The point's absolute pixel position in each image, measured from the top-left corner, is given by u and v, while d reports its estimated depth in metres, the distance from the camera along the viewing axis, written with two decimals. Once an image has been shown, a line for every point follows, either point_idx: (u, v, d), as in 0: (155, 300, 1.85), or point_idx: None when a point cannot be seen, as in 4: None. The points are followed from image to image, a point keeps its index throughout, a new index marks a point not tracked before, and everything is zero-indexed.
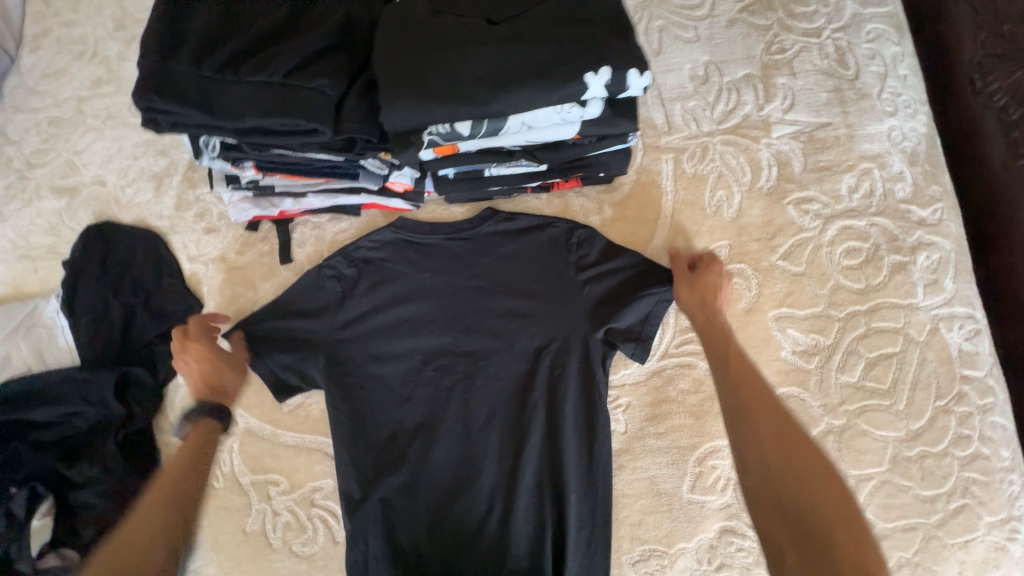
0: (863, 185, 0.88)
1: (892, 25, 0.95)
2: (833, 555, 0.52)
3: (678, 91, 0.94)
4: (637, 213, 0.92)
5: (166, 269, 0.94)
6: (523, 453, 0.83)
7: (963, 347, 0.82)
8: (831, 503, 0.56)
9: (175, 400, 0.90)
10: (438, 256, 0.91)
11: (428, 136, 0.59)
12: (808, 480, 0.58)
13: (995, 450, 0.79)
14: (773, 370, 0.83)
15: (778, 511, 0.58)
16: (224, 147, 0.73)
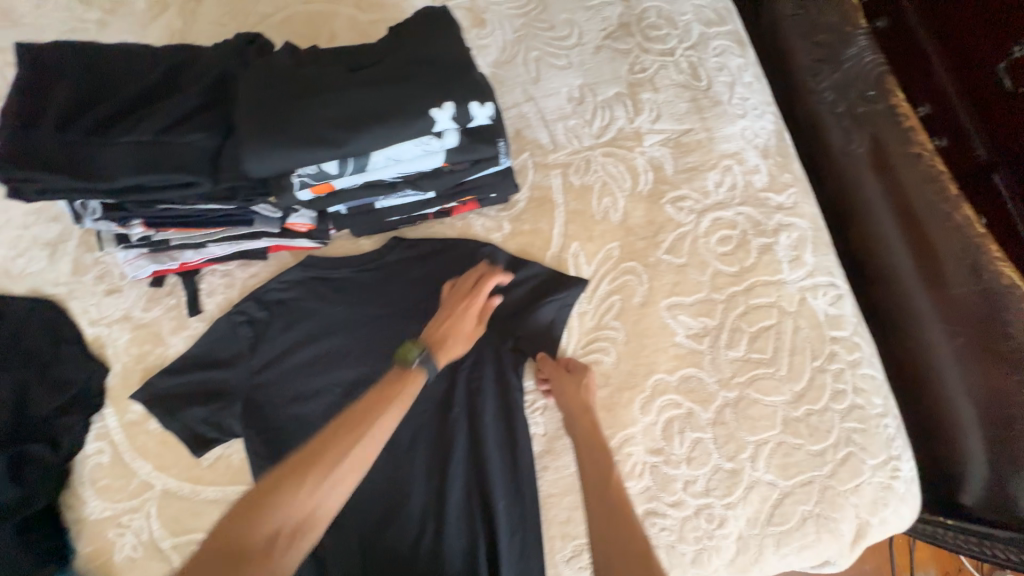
0: (726, 179, 0.99)
1: (734, 40, 1.09)
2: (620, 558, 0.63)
3: (559, 113, 1.03)
4: (535, 226, 0.98)
5: (65, 337, 0.91)
6: (449, 470, 0.84)
7: (829, 311, 0.92)
8: (622, 507, 0.69)
9: (85, 472, 0.86)
10: (350, 289, 0.94)
11: (298, 179, 0.64)
12: (614, 494, 0.70)
13: (868, 398, 0.89)
14: (671, 356, 0.90)
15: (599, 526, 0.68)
16: (107, 208, 0.74)
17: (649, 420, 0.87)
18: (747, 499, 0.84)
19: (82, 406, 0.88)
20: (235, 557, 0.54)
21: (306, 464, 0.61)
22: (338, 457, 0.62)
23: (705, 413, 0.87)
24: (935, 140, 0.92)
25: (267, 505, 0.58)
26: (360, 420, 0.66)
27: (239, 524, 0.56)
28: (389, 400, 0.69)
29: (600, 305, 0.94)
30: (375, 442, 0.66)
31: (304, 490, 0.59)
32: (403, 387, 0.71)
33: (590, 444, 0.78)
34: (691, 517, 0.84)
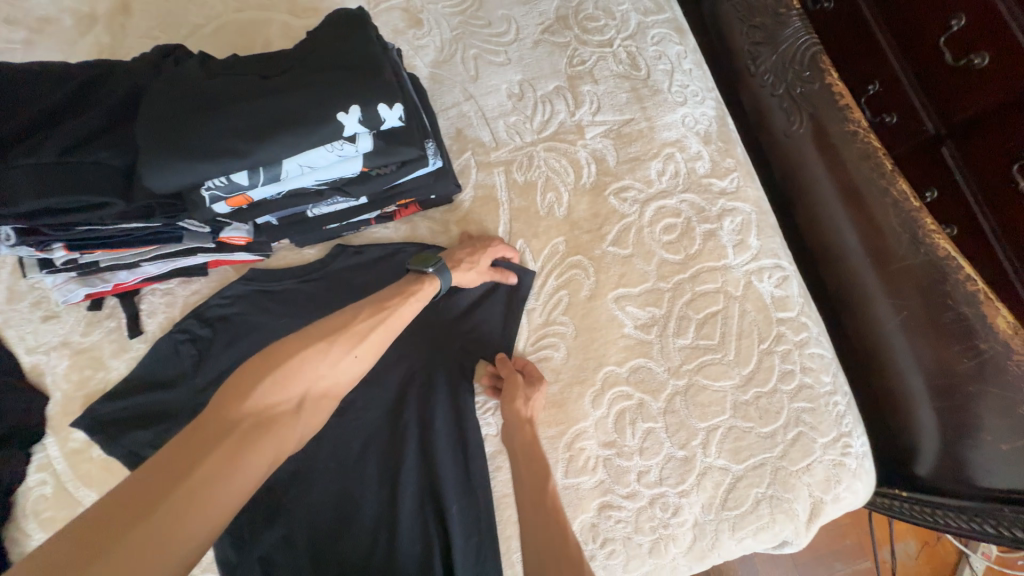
0: (668, 168, 0.98)
1: (673, 28, 1.08)
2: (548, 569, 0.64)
3: (500, 110, 1.03)
4: (480, 226, 0.98)
5: (0, 368, 0.89)
6: (401, 477, 0.83)
7: (775, 293, 0.93)
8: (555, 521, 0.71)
9: (28, 504, 0.84)
10: (294, 301, 0.92)
11: (208, 192, 0.62)
12: (547, 509, 0.72)
13: (817, 377, 0.89)
14: (620, 347, 0.90)
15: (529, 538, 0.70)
16: (22, 233, 0.71)
17: (600, 414, 0.87)
18: (701, 485, 0.84)
19: (23, 436, 0.86)
20: (275, 402, 0.65)
21: (334, 335, 0.72)
22: (363, 337, 0.74)
23: (656, 403, 0.87)
24: (883, 114, 0.90)
25: (304, 364, 0.68)
26: (383, 309, 0.78)
27: (270, 373, 0.66)
28: (409, 298, 0.80)
29: (548, 301, 0.93)
30: (391, 333, 0.78)
31: (333, 361, 0.71)
32: (417, 288, 0.82)
33: (531, 458, 0.79)
34: (646, 508, 0.84)
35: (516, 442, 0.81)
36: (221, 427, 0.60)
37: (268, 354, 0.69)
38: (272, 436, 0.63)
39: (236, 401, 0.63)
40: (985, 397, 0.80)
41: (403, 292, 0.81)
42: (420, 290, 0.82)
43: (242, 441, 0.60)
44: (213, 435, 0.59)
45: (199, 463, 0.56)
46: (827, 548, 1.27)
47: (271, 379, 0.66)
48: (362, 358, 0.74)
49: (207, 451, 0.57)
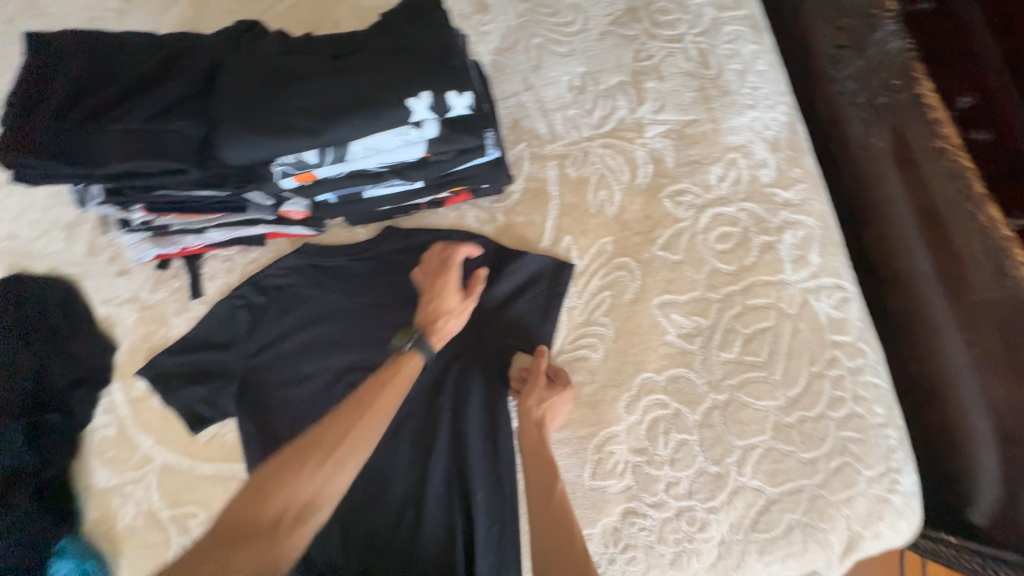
0: (730, 174, 0.94)
1: (749, 25, 1.03)
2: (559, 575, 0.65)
3: (559, 102, 1.01)
4: (528, 219, 0.97)
5: (79, 314, 0.97)
6: (430, 458, 0.86)
7: (832, 314, 0.88)
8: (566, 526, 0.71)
9: (93, 442, 0.91)
10: (343, 277, 0.96)
11: (279, 168, 0.65)
12: (556, 513, 0.72)
13: (869, 407, 0.85)
14: (661, 355, 0.88)
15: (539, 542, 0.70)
16: (109, 192, 0.77)
17: (633, 420, 0.86)
18: (732, 504, 0.82)
19: (94, 379, 0.93)
20: (261, 518, 0.64)
21: (320, 438, 0.71)
22: (347, 432, 0.72)
23: (693, 415, 0.85)
24: (976, 134, 0.83)
25: (284, 479, 0.67)
26: (361, 397, 0.76)
27: (258, 485, 0.67)
28: (395, 379, 0.78)
29: (590, 301, 0.92)
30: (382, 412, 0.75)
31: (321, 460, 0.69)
32: (400, 370, 0.79)
33: (539, 460, 0.78)
34: (672, 519, 0.83)
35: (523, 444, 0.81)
36: (215, 547, 0.62)
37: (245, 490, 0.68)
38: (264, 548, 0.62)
39: (231, 520, 0.64)
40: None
41: (387, 377, 0.78)
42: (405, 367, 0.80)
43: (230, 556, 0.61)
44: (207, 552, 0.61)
45: None
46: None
47: (262, 486, 0.67)
48: (357, 446, 0.72)
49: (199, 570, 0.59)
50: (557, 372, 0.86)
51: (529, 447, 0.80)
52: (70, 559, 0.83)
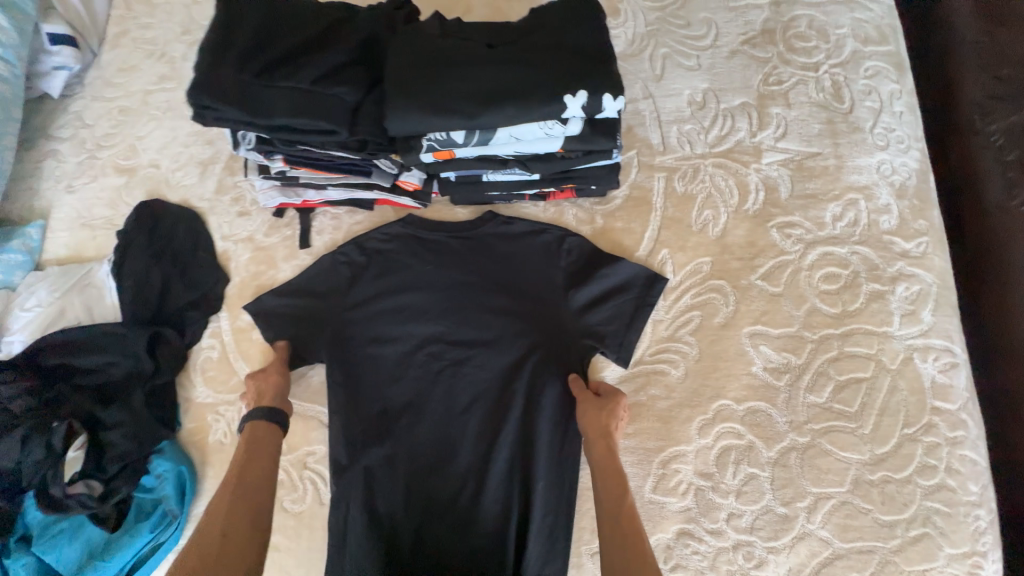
0: (847, 214, 0.91)
1: (892, 63, 0.98)
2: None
3: (676, 115, 1.00)
4: (626, 226, 0.97)
5: (202, 245, 1.06)
6: (498, 439, 0.89)
7: (937, 378, 0.84)
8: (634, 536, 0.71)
9: (197, 361, 1.01)
10: (439, 252, 1.00)
11: (427, 142, 0.69)
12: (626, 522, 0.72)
13: (962, 482, 0.80)
14: (742, 385, 0.87)
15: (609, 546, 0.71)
16: (259, 140, 0.84)
17: (704, 443, 0.85)
18: (794, 549, 0.80)
19: (206, 305, 1.03)
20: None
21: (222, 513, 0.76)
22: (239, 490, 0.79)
23: (768, 451, 0.83)
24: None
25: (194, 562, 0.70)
26: (237, 483, 0.80)
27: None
28: (254, 458, 0.84)
29: (677, 317, 0.92)
30: (261, 485, 0.82)
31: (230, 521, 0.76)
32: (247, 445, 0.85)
33: (610, 469, 0.79)
34: (729, 550, 0.82)
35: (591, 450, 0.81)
36: None
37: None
38: None
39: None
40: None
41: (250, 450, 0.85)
42: (261, 441, 0.86)
43: None
44: None
45: None
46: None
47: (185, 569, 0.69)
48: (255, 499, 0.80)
49: None
50: (603, 386, 0.87)
51: (598, 464, 0.80)
52: (167, 459, 0.93)
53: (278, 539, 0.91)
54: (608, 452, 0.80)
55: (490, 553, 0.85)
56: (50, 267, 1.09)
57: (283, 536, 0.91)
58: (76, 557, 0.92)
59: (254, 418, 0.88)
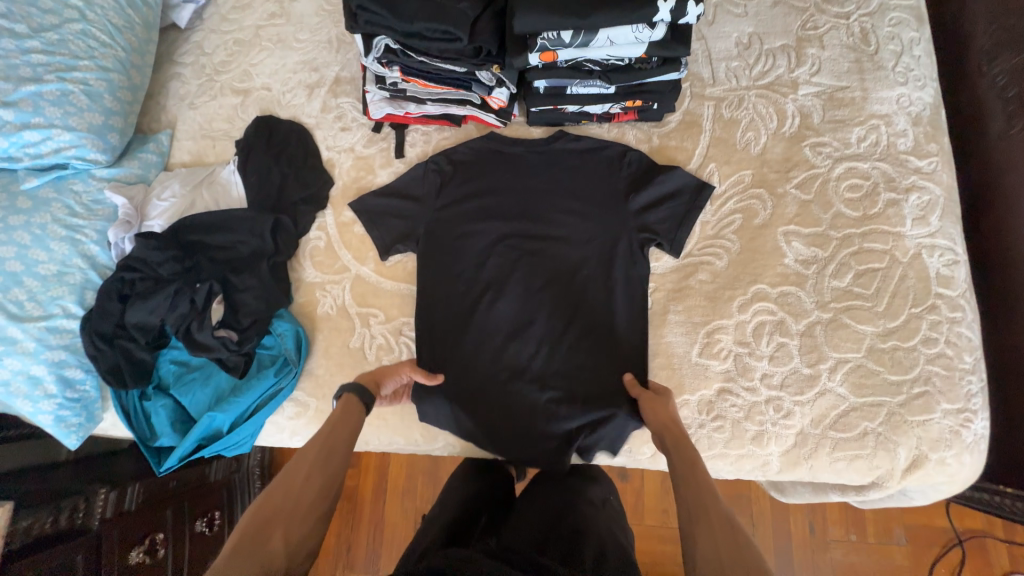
0: (870, 136, 1.07)
1: (914, 15, 1.14)
2: (710, 521, 0.71)
3: (725, 54, 1.17)
4: (679, 145, 1.14)
5: (311, 154, 1.25)
6: (570, 315, 1.07)
7: (941, 270, 1.00)
8: (704, 482, 0.76)
9: (307, 249, 1.19)
10: (518, 163, 1.16)
11: (540, 41, 0.89)
12: (695, 471, 0.78)
13: (959, 353, 0.96)
14: (776, 273, 1.03)
15: (684, 495, 0.76)
16: (386, 51, 1.02)
17: (742, 318, 1.02)
18: (817, 402, 0.96)
19: (316, 202, 1.21)
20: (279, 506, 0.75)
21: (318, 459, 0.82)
22: (329, 445, 0.83)
23: (796, 324, 1.00)
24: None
25: (292, 488, 0.78)
26: (324, 442, 0.84)
27: (279, 494, 0.77)
28: (339, 429, 0.85)
29: (722, 218, 1.08)
30: (341, 459, 0.84)
31: (319, 468, 0.81)
32: (344, 409, 0.88)
33: (676, 435, 0.84)
34: (761, 404, 0.98)
35: (660, 421, 0.88)
36: (261, 530, 0.72)
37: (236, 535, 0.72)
38: (280, 529, 0.73)
39: (266, 518, 0.73)
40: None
41: (342, 416, 0.87)
42: (350, 414, 0.88)
43: (264, 532, 0.72)
44: (246, 543, 0.70)
45: (252, 548, 0.69)
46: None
47: (283, 487, 0.78)
48: (340, 458, 0.84)
49: (257, 542, 0.70)
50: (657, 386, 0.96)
51: (670, 434, 0.85)
52: (287, 322, 1.10)
53: None
54: (675, 426, 0.86)
55: (556, 409, 1.03)
56: (178, 169, 1.28)
57: None
58: (207, 400, 1.10)
59: (349, 392, 0.90)
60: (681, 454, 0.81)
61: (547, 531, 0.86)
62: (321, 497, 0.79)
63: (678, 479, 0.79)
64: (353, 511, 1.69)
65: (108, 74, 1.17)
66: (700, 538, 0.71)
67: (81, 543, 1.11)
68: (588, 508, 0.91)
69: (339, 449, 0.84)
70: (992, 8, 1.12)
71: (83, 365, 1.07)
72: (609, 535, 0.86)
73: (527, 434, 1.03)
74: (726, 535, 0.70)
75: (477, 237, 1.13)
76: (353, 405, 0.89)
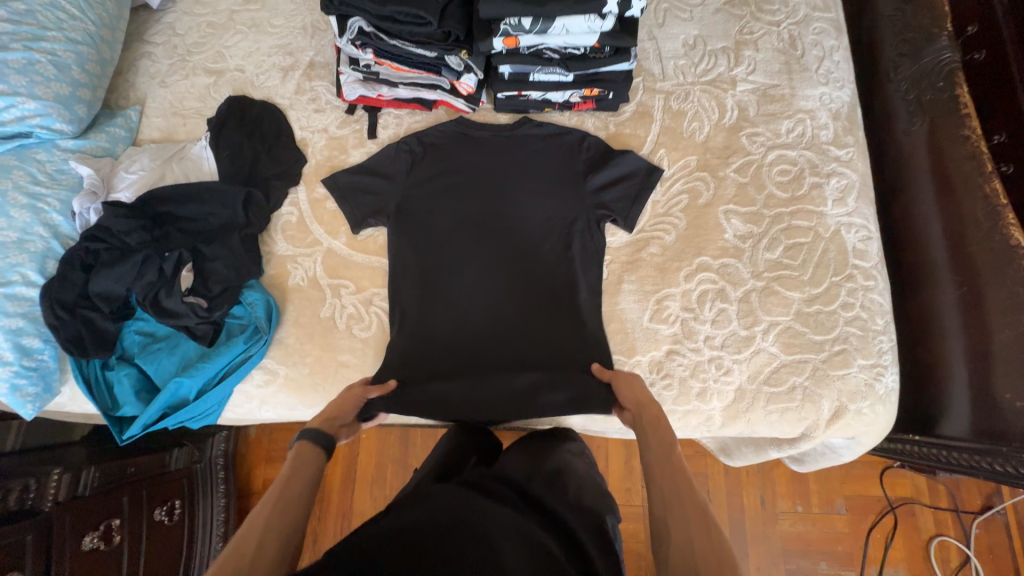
0: (797, 128, 1.21)
1: (834, 26, 1.30)
2: (683, 507, 0.76)
3: (673, 53, 1.30)
4: (633, 132, 1.25)
5: (284, 133, 1.28)
6: (533, 286, 1.14)
7: (857, 244, 1.13)
8: (679, 470, 0.82)
9: (279, 223, 1.22)
10: (485, 146, 1.24)
11: (504, 26, 1.01)
12: (670, 459, 0.83)
13: (872, 316, 1.09)
14: (718, 247, 1.14)
15: (658, 480, 0.82)
16: (359, 32, 1.10)
17: (688, 286, 1.12)
18: (752, 360, 1.07)
19: (288, 178, 1.24)
20: None
21: (271, 523, 0.74)
22: (282, 504, 0.77)
23: (735, 291, 1.11)
24: (999, 166, 1.06)
25: (244, 559, 0.69)
26: (278, 498, 0.78)
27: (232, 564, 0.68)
28: (293, 480, 0.81)
29: (671, 198, 1.19)
30: (297, 517, 0.77)
31: (272, 534, 0.73)
32: (297, 461, 0.84)
33: (655, 425, 0.90)
34: (704, 363, 1.08)
35: (640, 411, 0.94)
36: None
37: None
38: None
39: None
40: (1003, 363, 1.00)
41: (293, 471, 0.82)
42: (304, 463, 0.84)
43: None
44: None
45: None
46: (817, 546, 1.61)
47: (235, 558, 0.69)
48: (294, 519, 0.77)
49: None
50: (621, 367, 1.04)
51: (650, 421, 0.91)
52: (256, 291, 1.13)
53: (348, 358, 1.12)
54: (653, 412, 0.92)
55: (520, 383, 1.07)
56: (147, 145, 1.28)
57: (352, 355, 1.12)
58: (173, 369, 1.11)
59: (304, 439, 0.87)
60: (658, 444, 0.87)
61: (531, 469, 0.91)
62: (278, 565, 0.71)
63: (653, 465, 0.84)
64: (321, 500, 1.69)
65: (77, 47, 1.18)
66: (670, 520, 0.76)
67: (32, 522, 1.08)
68: (569, 454, 0.98)
69: (293, 509, 0.78)
70: (899, 22, 1.29)
71: (41, 334, 1.05)
72: (584, 477, 0.94)
73: (494, 408, 1.06)
74: (696, 520, 0.74)
75: (446, 214, 1.19)
76: (306, 456, 0.85)
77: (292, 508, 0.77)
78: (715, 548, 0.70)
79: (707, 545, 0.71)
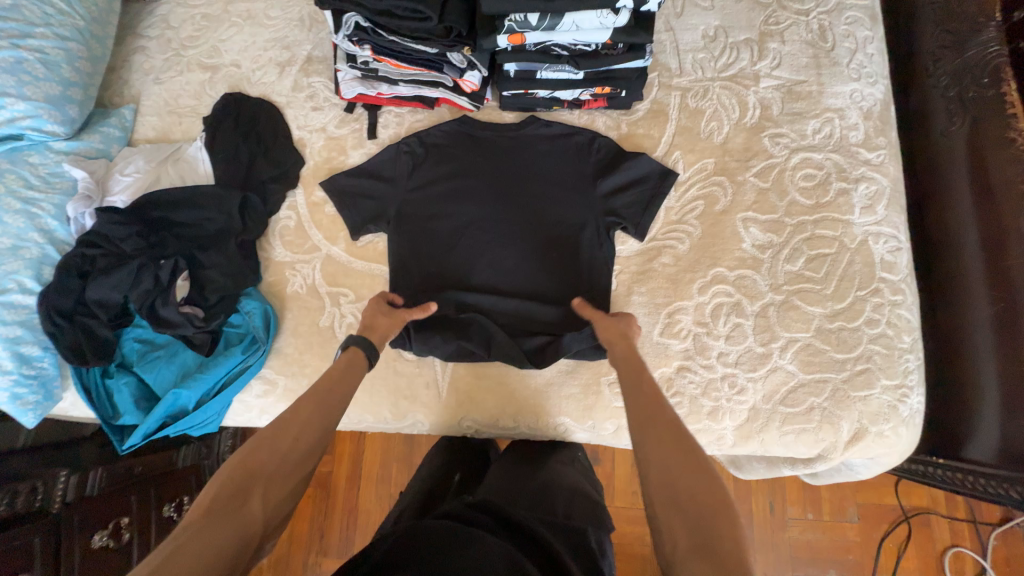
0: (824, 129, 1.13)
1: (868, 15, 1.20)
2: (671, 452, 0.74)
3: (692, 46, 1.21)
4: (646, 133, 1.17)
5: (281, 132, 1.24)
6: (538, 286, 1.10)
7: (885, 255, 1.06)
8: (666, 413, 0.79)
9: (277, 227, 1.19)
10: (489, 147, 1.18)
11: (508, 23, 0.95)
12: (657, 402, 0.80)
13: (898, 333, 1.02)
14: (735, 258, 1.08)
15: (644, 422, 0.79)
16: (356, 28, 1.04)
17: (701, 299, 1.06)
18: (769, 378, 1.02)
19: (285, 181, 1.20)
20: (257, 463, 0.75)
21: (309, 418, 0.82)
22: (319, 400, 0.85)
23: (751, 305, 1.05)
24: None
25: (271, 444, 0.77)
26: (320, 393, 0.85)
27: (264, 444, 0.77)
28: (341, 382, 0.88)
29: (685, 204, 1.12)
30: (335, 415, 0.85)
31: (309, 427, 0.82)
32: (343, 363, 0.91)
33: (633, 364, 0.87)
34: (716, 380, 1.03)
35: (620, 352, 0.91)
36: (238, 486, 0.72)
37: (217, 485, 0.72)
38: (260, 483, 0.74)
39: (244, 472, 0.74)
40: None
41: (336, 374, 0.89)
42: (352, 368, 0.91)
43: (240, 492, 0.72)
44: (225, 498, 0.70)
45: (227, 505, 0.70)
46: (828, 556, 1.57)
47: (266, 443, 0.77)
48: (329, 420, 0.84)
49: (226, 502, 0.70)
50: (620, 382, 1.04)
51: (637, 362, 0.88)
52: (255, 300, 1.10)
53: None
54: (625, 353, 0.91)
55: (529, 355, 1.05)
56: (143, 145, 1.25)
57: None
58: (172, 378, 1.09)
59: (357, 343, 0.93)
60: (648, 381, 0.83)
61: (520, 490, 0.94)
62: (308, 456, 0.80)
63: (637, 408, 0.81)
64: (326, 496, 1.69)
65: (66, 44, 1.13)
66: (654, 459, 0.74)
67: (39, 525, 1.07)
68: (557, 468, 1.03)
69: (333, 410, 0.85)
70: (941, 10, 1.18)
71: (40, 342, 1.04)
72: (574, 493, 0.96)
73: (499, 393, 1.07)
74: (687, 463, 0.72)
75: (448, 220, 1.14)
76: (356, 362, 0.92)
77: (336, 408, 0.85)
78: (708, 490, 0.69)
79: (700, 486, 0.70)
